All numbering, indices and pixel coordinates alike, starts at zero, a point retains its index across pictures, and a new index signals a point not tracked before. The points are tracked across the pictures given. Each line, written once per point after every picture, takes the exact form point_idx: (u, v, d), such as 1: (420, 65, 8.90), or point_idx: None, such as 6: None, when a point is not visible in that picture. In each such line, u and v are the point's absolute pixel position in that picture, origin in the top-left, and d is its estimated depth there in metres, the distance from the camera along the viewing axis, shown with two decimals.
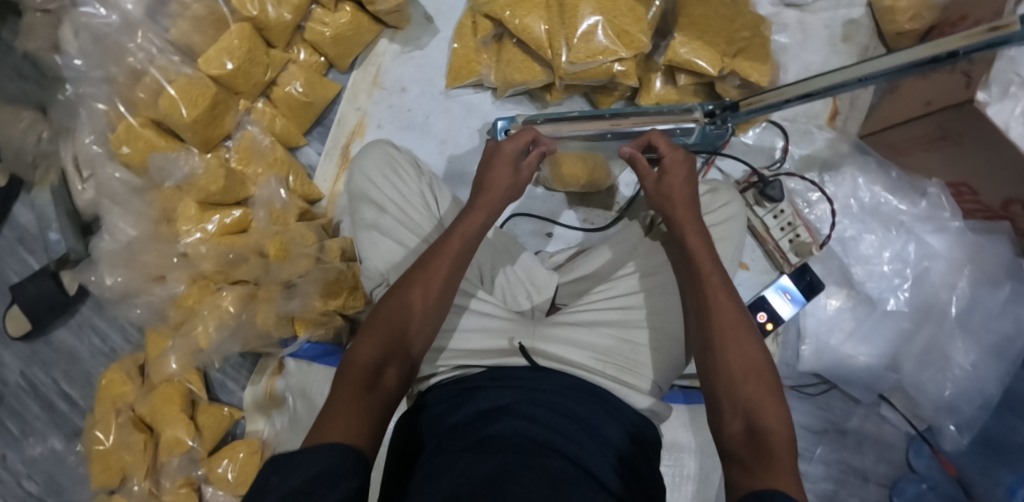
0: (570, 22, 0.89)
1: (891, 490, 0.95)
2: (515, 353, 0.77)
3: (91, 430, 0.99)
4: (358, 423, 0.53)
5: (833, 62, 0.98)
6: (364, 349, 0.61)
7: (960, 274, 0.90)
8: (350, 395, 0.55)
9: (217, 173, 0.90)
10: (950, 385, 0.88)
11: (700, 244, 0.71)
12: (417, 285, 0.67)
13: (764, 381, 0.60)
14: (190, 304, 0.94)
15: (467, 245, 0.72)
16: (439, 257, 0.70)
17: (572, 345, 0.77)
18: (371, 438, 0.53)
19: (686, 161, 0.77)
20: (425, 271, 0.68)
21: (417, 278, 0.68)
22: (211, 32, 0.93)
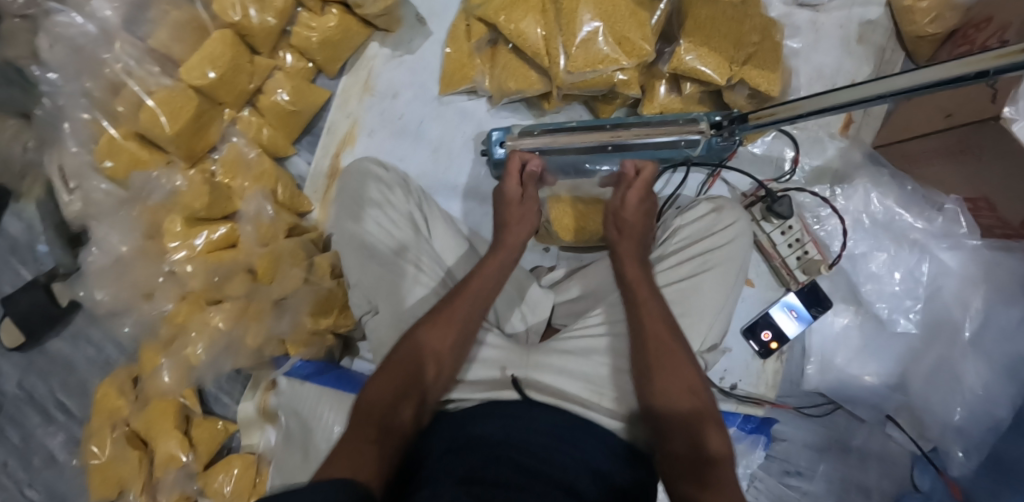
0: (569, 28, 0.84)
1: None
2: (505, 385, 0.76)
3: (86, 445, 0.98)
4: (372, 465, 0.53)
5: (845, 66, 0.92)
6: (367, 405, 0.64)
7: (974, 292, 0.85)
8: (361, 444, 0.57)
9: (201, 190, 0.88)
10: (960, 408, 0.84)
11: (639, 278, 0.77)
12: (425, 343, 0.71)
13: (699, 407, 0.66)
14: (180, 321, 0.93)
15: (471, 309, 0.77)
16: (440, 321, 0.74)
17: (570, 375, 0.76)
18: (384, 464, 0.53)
19: (647, 194, 0.88)
20: (427, 334, 0.72)
21: (426, 329, 0.73)
22: (191, 40, 0.89)
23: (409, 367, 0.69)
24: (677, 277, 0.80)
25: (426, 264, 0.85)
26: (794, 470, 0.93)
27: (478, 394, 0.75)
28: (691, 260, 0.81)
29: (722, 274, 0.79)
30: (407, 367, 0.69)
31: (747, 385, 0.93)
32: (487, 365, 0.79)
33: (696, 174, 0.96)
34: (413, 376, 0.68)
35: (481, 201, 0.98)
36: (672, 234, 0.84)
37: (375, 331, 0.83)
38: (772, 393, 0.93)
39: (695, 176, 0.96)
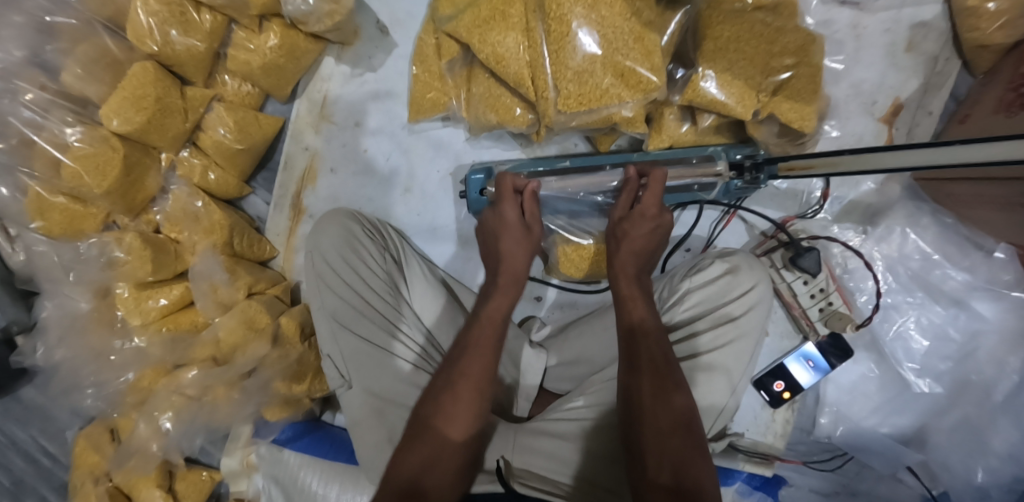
0: (558, 57, 0.68)
1: None
2: (491, 475, 0.66)
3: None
4: None
5: (890, 80, 0.79)
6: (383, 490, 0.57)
7: (1014, 349, 0.77)
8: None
9: (143, 256, 0.77)
10: (983, 469, 0.79)
11: (634, 291, 0.67)
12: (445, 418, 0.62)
13: (684, 441, 0.58)
14: (146, 386, 0.86)
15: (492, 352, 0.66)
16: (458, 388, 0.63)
17: (547, 456, 0.68)
18: None
19: (658, 219, 0.69)
20: (447, 399, 0.62)
21: (445, 395, 0.63)
22: (106, 77, 0.75)
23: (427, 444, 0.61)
24: (691, 352, 0.71)
25: (407, 336, 0.76)
26: None
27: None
28: (702, 333, 0.71)
29: (738, 351, 0.70)
30: (425, 446, 0.60)
31: (754, 434, 0.85)
32: None
33: (709, 212, 0.85)
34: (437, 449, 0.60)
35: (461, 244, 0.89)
36: (680, 300, 0.75)
37: (348, 409, 0.72)
38: (779, 444, 0.85)
39: (707, 213, 0.85)
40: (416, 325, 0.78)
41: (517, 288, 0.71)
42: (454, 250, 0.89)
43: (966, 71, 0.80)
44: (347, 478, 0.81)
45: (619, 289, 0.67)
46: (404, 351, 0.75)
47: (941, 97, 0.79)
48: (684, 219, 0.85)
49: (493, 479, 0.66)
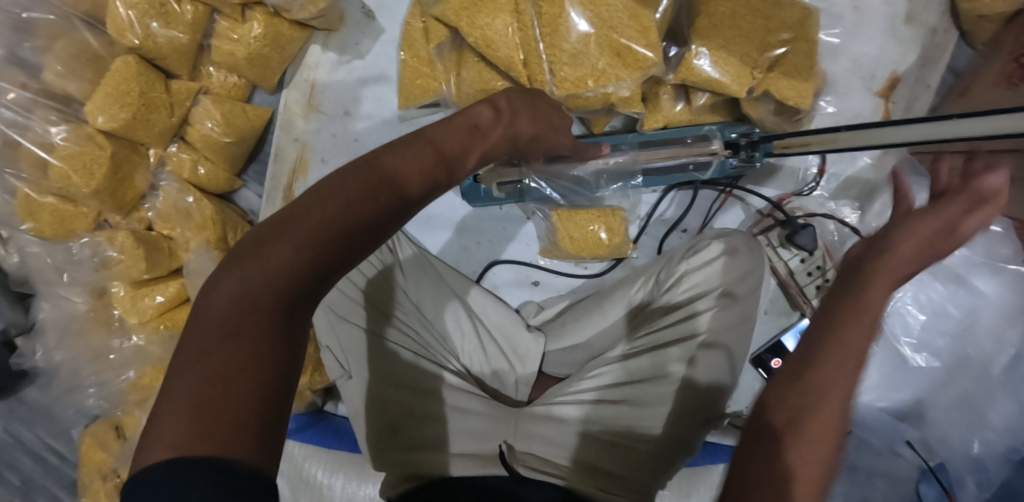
0: (552, 40, 0.67)
1: None
2: (494, 460, 0.65)
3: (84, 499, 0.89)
4: (248, 433, 0.35)
5: (889, 53, 0.78)
6: (244, 281, 0.38)
7: (1014, 324, 0.77)
8: (244, 350, 0.37)
9: (136, 254, 0.77)
10: (978, 443, 0.78)
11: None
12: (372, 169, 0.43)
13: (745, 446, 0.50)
14: (147, 383, 0.85)
15: (444, 160, 0.47)
16: (404, 189, 0.43)
17: (554, 443, 0.67)
18: (265, 441, 0.36)
19: None
20: (376, 173, 0.43)
21: (373, 166, 0.43)
22: (89, 74, 0.74)
23: (349, 180, 0.42)
24: (688, 332, 0.71)
25: (406, 326, 0.75)
26: None
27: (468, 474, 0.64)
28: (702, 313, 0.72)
29: (736, 334, 0.70)
30: (345, 183, 0.42)
31: (752, 412, 0.85)
32: (476, 436, 0.68)
33: (706, 192, 0.84)
34: (367, 194, 0.42)
35: (456, 231, 0.90)
36: (676, 283, 0.75)
37: (349, 400, 0.70)
38: None
39: (704, 193, 0.84)
40: (415, 312, 0.78)
41: (518, 111, 0.57)
42: (450, 237, 0.90)
43: (965, 43, 0.79)
44: (350, 467, 0.83)
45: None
46: (394, 333, 0.74)
47: (939, 70, 0.78)
48: (681, 200, 0.84)
49: (496, 463, 0.65)
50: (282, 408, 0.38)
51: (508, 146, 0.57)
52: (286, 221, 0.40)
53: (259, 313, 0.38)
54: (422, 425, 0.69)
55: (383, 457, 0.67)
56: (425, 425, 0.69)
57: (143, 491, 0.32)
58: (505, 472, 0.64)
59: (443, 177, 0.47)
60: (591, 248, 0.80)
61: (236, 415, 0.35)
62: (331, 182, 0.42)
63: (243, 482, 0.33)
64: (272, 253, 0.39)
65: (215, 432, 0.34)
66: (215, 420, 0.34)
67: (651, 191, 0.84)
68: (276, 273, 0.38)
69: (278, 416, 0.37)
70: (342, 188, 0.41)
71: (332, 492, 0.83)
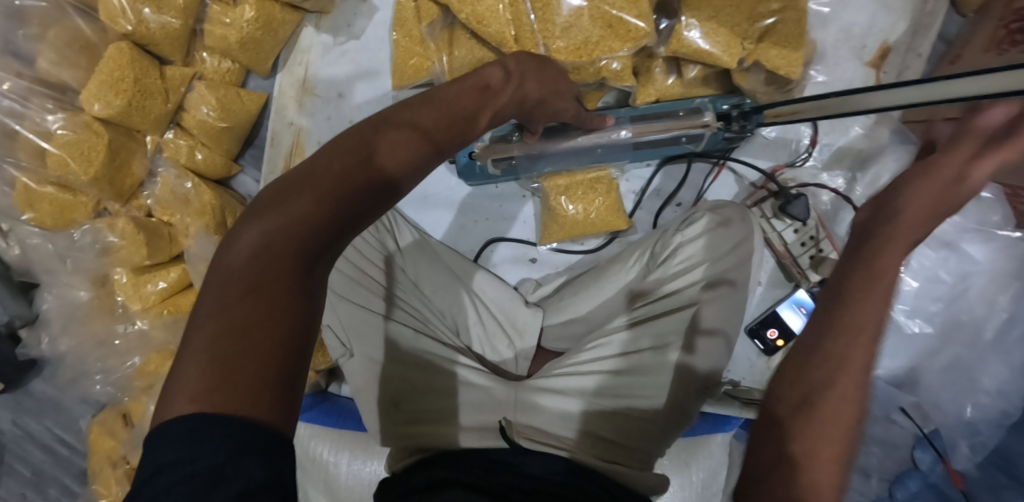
0: (544, 15, 0.68)
1: (893, 484, 0.82)
2: (494, 433, 0.66)
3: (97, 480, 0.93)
4: (271, 391, 0.36)
5: (879, 22, 0.78)
6: (265, 236, 0.39)
7: (1004, 288, 0.79)
8: (263, 305, 0.38)
9: (137, 240, 0.78)
10: (972, 406, 0.81)
11: None
12: (389, 127, 0.44)
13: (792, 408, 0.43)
14: (152, 369, 0.87)
15: (456, 120, 0.48)
16: (418, 151, 0.45)
17: (554, 416, 0.69)
18: (285, 401, 0.37)
19: None
20: (390, 133, 0.44)
21: (386, 127, 0.44)
22: (83, 61, 0.74)
23: (364, 137, 0.44)
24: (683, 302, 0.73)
25: (409, 303, 0.77)
26: None
27: (472, 445, 0.65)
28: (700, 283, 0.73)
29: (732, 302, 0.72)
30: (361, 139, 0.43)
31: (750, 382, 0.87)
32: (476, 408, 0.70)
33: (699, 165, 0.84)
34: (385, 150, 0.43)
35: (454, 210, 0.91)
36: (673, 254, 0.76)
37: (352, 378, 0.72)
38: None
39: (697, 167, 0.85)
40: (417, 291, 0.79)
41: (527, 71, 0.57)
42: (449, 217, 0.91)
43: (955, 11, 0.80)
44: (357, 445, 0.85)
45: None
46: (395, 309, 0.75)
47: (931, 37, 0.79)
48: (674, 174, 0.85)
49: (496, 436, 0.65)
50: (299, 368, 0.39)
51: (517, 106, 0.57)
52: (306, 177, 0.41)
53: (279, 266, 0.39)
54: (433, 401, 0.71)
55: (389, 430, 0.69)
56: (434, 400, 0.71)
57: (168, 439, 0.34)
58: (506, 444, 0.64)
59: (452, 139, 0.48)
60: (587, 227, 0.83)
61: (257, 369, 0.36)
62: (349, 137, 0.44)
63: (262, 440, 0.35)
64: (292, 209, 0.40)
65: (236, 387, 0.35)
66: (238, 374, 0.36)
67: (645, 165, 0.85)
68: (295, 230, 0.40)
69: (297, 375, 0.38)
70: (359, 144, 0.43)
71: (338, 469, 0.84)
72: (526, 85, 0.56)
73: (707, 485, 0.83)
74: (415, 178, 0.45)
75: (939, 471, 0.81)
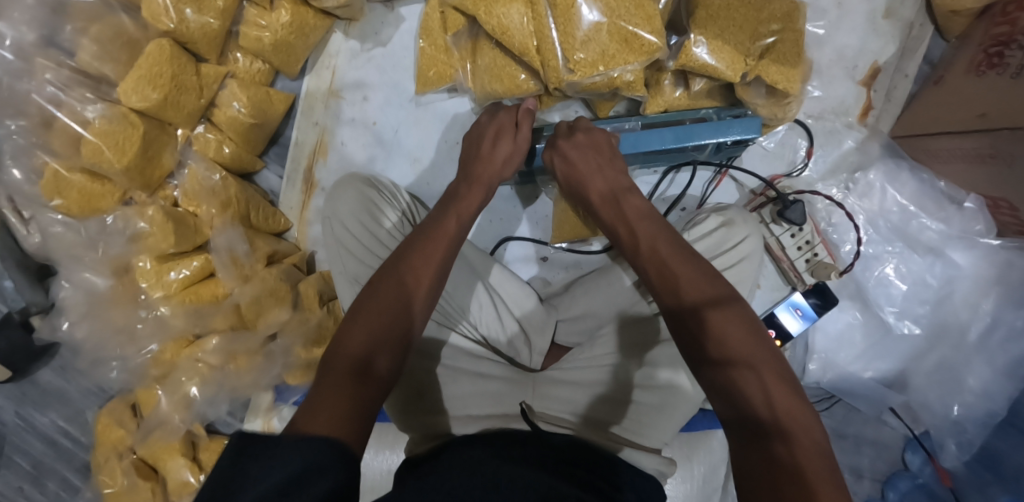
0: (566, 29, 0.72)
1: (884, 483, 0.91)
2: (517, 417, 0.70)
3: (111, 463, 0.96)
4: (342, 415, 0.49)
5: (870, 45, 0.85)
6: (329, 363, 0.55)
7: (986, 294, 0.84)
8: (345, 394, 0.51)
9: (167, 229, 0.80)
10: (958, 404, 0.86)
11: (604, 190, 0.68)
12: (405, 274, 0.62)
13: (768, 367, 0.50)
14: (168, 359, 0.89)
15: (449, 248, 0.66)
16: (428, 256, 0.64)
17: (562, 402, 0.74)
18: (361, 436, 0.49)
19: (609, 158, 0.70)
20: (407, 269, 0.63)
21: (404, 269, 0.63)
22: (123, 57, 0.78)
23: (383, 289, 0.61)
24: None
25: None
26: None
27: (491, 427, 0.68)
28: None
29: None
30: (383, 294, 0.61)
31: None
32: (495, 399, 0.74)
33: (702, 172, 0.89)
34: (398, 298, 0.60)
35: None
36: None
37: None
38: None
39: (700, 174, 0.89)
40: None
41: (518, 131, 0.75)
42: None
43: (940, 36, 0.86)
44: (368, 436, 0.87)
45: (619, 237, 0.65)
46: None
47: (916, 61, 0.85)
48: (678, 181, 0.89)
49: (519, 420, 0.69)
50: (364, 406, 0.51)
51: (508, 164, 0.75)
52: (349, 324, 0.59)
53: (341, 377, 0.53)
54: (450, 389, 0.75)
55: (409, 421, 0.73)
56: (451, 389, 0.75)
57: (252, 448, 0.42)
58: (527, 428, 0.68)
59: (448, 243, 0.66)
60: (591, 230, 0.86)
61: (332, 412, 0.48)
62: (374, 286, 0.62)
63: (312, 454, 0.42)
64: (347, 346, 0.56)
65: (316, 421, 0.47)
66: (318, 416, 0.48)
67: (651, 171, 0.89)
68: (349, 359, 0.55)
69: (364, 414, 0.50)
70: (383, 295, 0.60)
71: None
72: (520, 155, 0.75)
73: (708, 479, 0.87)
74: (423, 305, 0.62)
75: (928, 471, 0.89)
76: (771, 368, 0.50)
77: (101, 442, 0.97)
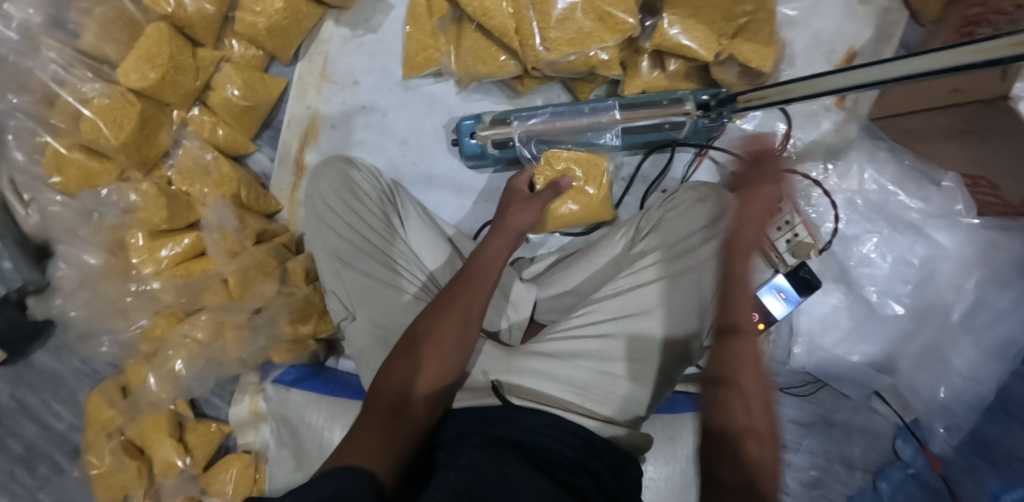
0: (543, 8, 0.74)
1: (876, 475, 0.91)
2: (489, 391, 0.74)
3: (99, 442, 0.97)
4: (383, 451, 0.55)
5: (846, 29, 0.87)
6: (370, 405, 0.61)
7: (969, 275, 0.84)
8: (378, 430, 0.58)
9: (158, 203, 0.83)
10: (945, 388, 0.85)
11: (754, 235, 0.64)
12: (451, 299, 0.69)
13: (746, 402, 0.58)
14: (158, 335, 0.92)
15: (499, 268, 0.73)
16: (456, 311, 0.67)
17: (537, 375, 0.75)
18: (397, 466, 0.55)
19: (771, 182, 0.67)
20: (441, 326, 0.66)
21: (440, 319, 0.67)
22: (123, 38, 0.82)
23: (425, 324, 0.67)
24: (663, 273, 0.77)
25: (410, 271, 0.80)
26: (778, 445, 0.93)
27: (466, 403, 0.73)
28: (677, 254, 0.78)
29: (708, 272, 0.76)
30: (426, 327, 0.67)
31: None
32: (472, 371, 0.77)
33: (682, 154, 0.91)
34: (442, 325, 0.67)
35: (456, 191, 0.94)
36: (657, 228, 0.80)
37: (353, 338, 0.78)
38: None
39: (681, 155, 0.91)
40: (412, 259, 0.82)
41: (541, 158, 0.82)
42: (451, 198, 0.94)
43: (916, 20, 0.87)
44: (345, 414, 0.87)
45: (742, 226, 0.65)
46: (401, 280, 0.79)
47: (893, 44, 0.86)
48: (660, 161, 0.90)
49: (491, 394, 0.74)
50: (395, 434, 0.58)
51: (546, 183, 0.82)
52: (391, 367, 0.65)
53: (381, 415, 0.60)
54: None
55: None
56: None
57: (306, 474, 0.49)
58: (499, 401, 0.72)
59: (499, 265, 0.73)
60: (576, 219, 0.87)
61: (368, 444, 0.55)
62: (419, 323, 0.68)
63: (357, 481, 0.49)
64: (386, 388, 0.63)
65: (351, 455, 0.54)
66: (358, 446, 0.55)
67: (632, 153, 0.91)
68: (389, 400, 0.62)
69: (394, 442, 0.57)
70: (424, 331, 0.66)
71: (333, 434, 0.86)
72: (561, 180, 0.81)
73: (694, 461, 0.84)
74: (467, 331, 0.67)
75: (921, 461, 0.88)
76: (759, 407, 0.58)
77: (90, 422, 0.98)
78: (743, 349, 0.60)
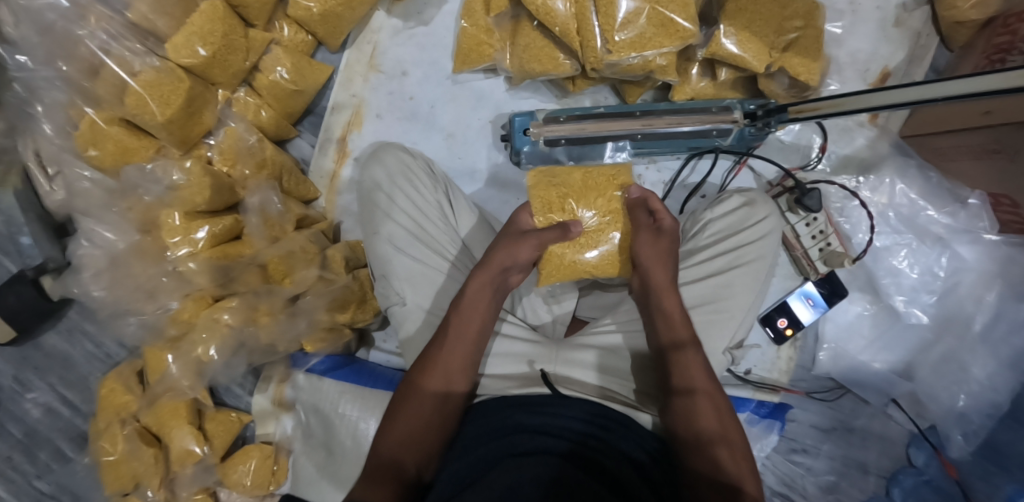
0: (607, 11, 0.75)
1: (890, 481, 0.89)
2: (537, 381, 0.73)
3: (112, 428, 0.93)
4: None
5: (881, 50, 0.91)
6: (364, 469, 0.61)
7: (989, 287, 0.88)
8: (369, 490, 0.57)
9: (202, 183, 0.80)
10: (965, 395, 0.88)
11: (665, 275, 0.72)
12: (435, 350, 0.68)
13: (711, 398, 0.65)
14: (186, 319, 0.88)
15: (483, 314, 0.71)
16: (440, 365, 0.67)
17: (586, 367, 0.75)
18: None
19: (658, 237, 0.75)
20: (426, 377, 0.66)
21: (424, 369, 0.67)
22: (176, 12, 0.78)
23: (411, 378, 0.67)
24: (710, 273, 0.78)
25: (462, 261, 0.81)
26: (800, 448, 0.94)
27: (510, 391, 0.73)
28: (725, 253, 0.79)
29: (755, 271, 0.78)
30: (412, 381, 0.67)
31: (761, 371, 0.94)
32: (520, 361, 0.76)
33: (723, 162, 0.94)
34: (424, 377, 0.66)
35: (499, 187, 0.95)
36: (703, 228, 0.82)
37: (402, 324, 0.77)
38: (783, 378, 0.94)
39: (721, 163, 0.94)
40: (462, 250, 0.82)
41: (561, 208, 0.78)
42: (494, 193, 0.95)
43: (945, 46, 0.92)
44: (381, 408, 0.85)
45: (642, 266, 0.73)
46: (449, 268, 0.79)
47: (924, 67, 0.91)
48: (699, 168, 0.93)
49: (540, 383, 0.73)
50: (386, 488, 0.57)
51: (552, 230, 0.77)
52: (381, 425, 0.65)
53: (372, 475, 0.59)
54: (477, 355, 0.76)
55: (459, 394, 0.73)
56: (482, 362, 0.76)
57: None
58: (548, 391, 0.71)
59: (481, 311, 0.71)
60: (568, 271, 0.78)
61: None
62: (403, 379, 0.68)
63: None
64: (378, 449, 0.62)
65: None
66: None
67: (674, 158, 0.94)
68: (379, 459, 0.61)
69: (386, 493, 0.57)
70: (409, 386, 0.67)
71: (369, 425, 0.84)
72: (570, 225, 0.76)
73: None
74: (450, 382, 0.67)
75: (934, 467, 0.88)
76: (722, 405, 0.65)
77: (103, 406, 0.94)
78: (689, 363, 0.66)
